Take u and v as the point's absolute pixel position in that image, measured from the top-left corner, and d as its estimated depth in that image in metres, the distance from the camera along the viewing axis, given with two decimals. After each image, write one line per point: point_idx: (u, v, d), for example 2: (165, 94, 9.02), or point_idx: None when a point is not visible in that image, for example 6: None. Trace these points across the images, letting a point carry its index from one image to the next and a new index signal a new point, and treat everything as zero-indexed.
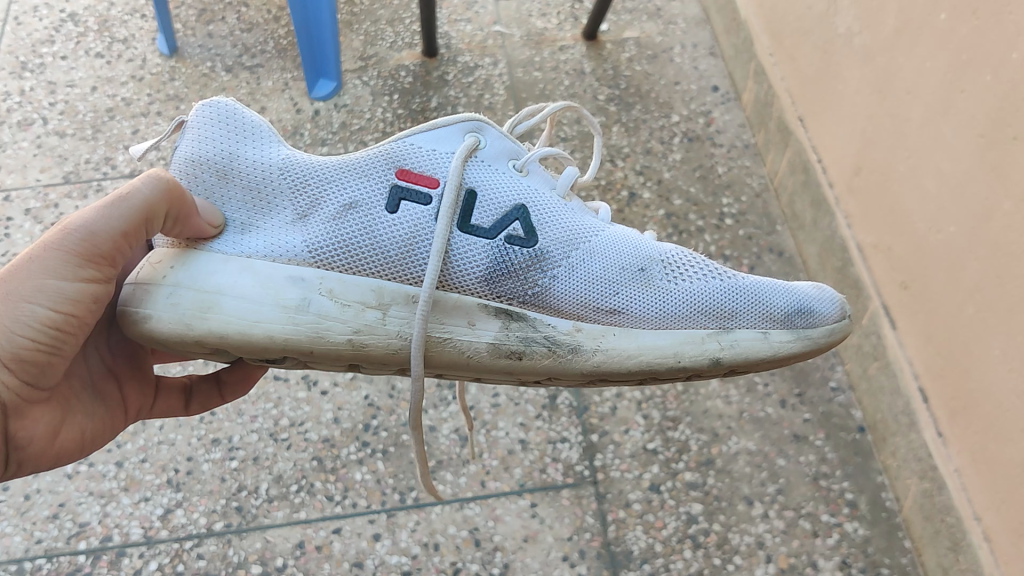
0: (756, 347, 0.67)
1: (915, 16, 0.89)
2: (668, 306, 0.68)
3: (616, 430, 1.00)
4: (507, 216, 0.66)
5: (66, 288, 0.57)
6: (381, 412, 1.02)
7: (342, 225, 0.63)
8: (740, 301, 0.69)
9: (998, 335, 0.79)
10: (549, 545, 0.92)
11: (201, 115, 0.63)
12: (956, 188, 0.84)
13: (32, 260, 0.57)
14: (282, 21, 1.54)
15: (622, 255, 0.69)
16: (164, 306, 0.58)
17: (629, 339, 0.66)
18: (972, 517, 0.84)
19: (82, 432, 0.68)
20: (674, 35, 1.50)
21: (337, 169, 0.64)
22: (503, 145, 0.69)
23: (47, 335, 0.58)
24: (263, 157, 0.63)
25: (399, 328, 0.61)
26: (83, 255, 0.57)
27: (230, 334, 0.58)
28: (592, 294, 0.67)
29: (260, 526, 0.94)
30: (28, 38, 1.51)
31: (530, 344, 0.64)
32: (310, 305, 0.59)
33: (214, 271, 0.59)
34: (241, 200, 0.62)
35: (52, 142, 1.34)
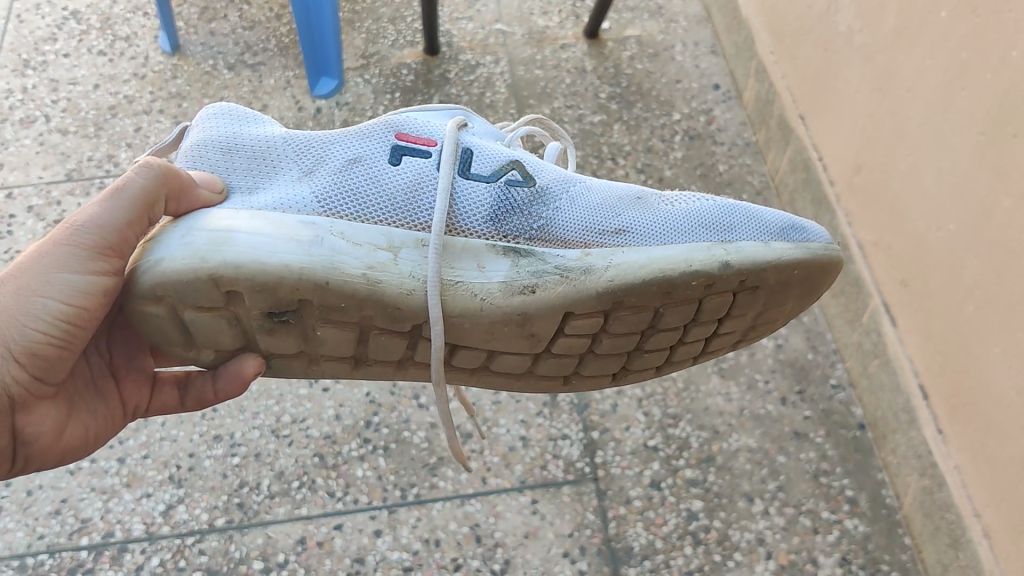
0: (761, 252, 0.67)
1: (915, 15, 0.89)
2: (669, 229, 0.68)
3: (616, 427, 1.00)
4: (505, 164, 0.68)
5: (77, 281, 0.58)
6: (382, 409, 1.02)
7: (348, 176, 0.64)
8: (734, 212, 0.69)
9: (998, 333, 0.79)
10: (550, 541, 0.93)
11: (205, 112, 0.67)
12: (956, 186, 0.84)
13: (44, 253, 0.59)
14: (284, 19, 1.54)
15: (616, 193, 0.70)
16: (177, 247, 0.57)
17: (638, 254, 0.65)
18: (972, 515, 0.85)
19: (87, 429, 0.69)
20: (675, 34, 1.50)
21: (338, 134, 0.67)
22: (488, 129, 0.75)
23: (57, 327, 0.59)
24: (265, 134, 0.66)
25: (410, 269, 0.61)
26: (92, 248, 0.58)
27: (243, 266, 0.56)
28: (592, 224, 0.67)
29: (261, 522, 0.94)
30: (30, 37, 1.51)
31: (541, 275, 0.63)
32: (323, 243, 0.59)
33: (228, 217, 0.60)
34: (248, 170, 0.65)
35: (54, 140, 1.35)
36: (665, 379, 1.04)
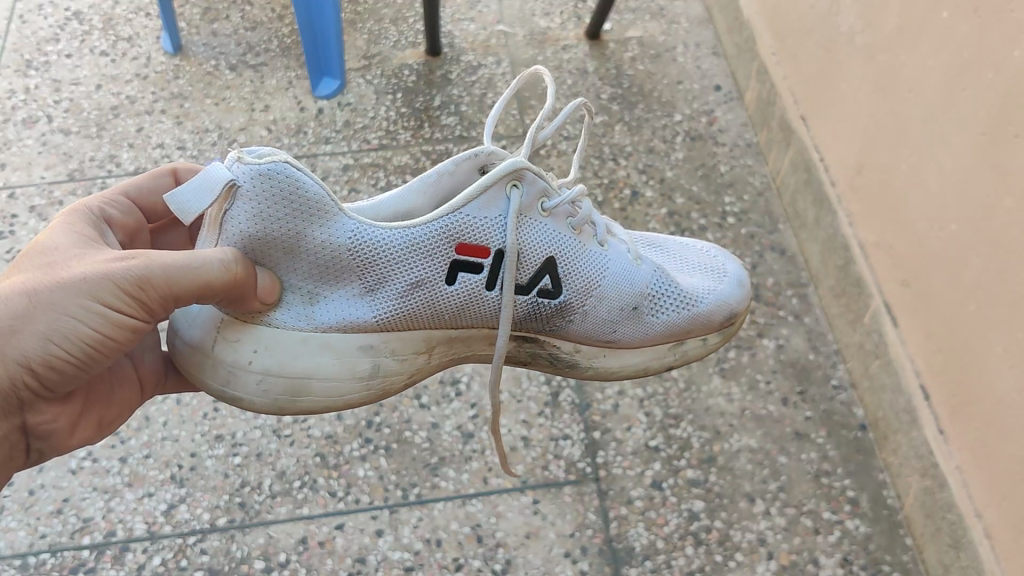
0: (699, 351, 0.90)
1: (917, 14, 0.89)
2: (650, 335, 0.84)
3: (617, 427, 1.01)
4: (540, 271, 0.75)
5: (110, 316, 0.61)
6: (384, 409, 1.02)
7: (408, 299, 0.71)
8: (692, 330, 0.87)
9: (999, 332, 0.79)
10: (551, 541, 0.92)
11: (263, 195, 0.62)
12: (957, 186, 0.84)
13: (90, 283, 0.60)
14: (286, 20, 1.54)
15: (627, 296, 0.80)
16: (260, 388, 0.70)
17: (614, 358, 0.86)
18: (974, 515, 0.84)
19: (100, 419, 0.74)
20: (677, 34, 1.50)
21: (402, 244, 0.68)
22: (537, 187, 0.73)
23: (78, 350, 0.61)
24: (329, 236, 0.66)
25: (440, 357, 0.78)
26: (136, 294, 0.61)
27: (322, 400, 0.73)
28: (597, 330, 0.81)
29: (262, 521, 0.94)
30: (33, 37, 1.52)
31: (535, 356, 0.84)
32: (379, 368, 0.73)
33: (298, 354, 0.69)
34: (307, 272, 0.67)
35: (56, 140, 1.35)
36: (666, 379, 1.05)
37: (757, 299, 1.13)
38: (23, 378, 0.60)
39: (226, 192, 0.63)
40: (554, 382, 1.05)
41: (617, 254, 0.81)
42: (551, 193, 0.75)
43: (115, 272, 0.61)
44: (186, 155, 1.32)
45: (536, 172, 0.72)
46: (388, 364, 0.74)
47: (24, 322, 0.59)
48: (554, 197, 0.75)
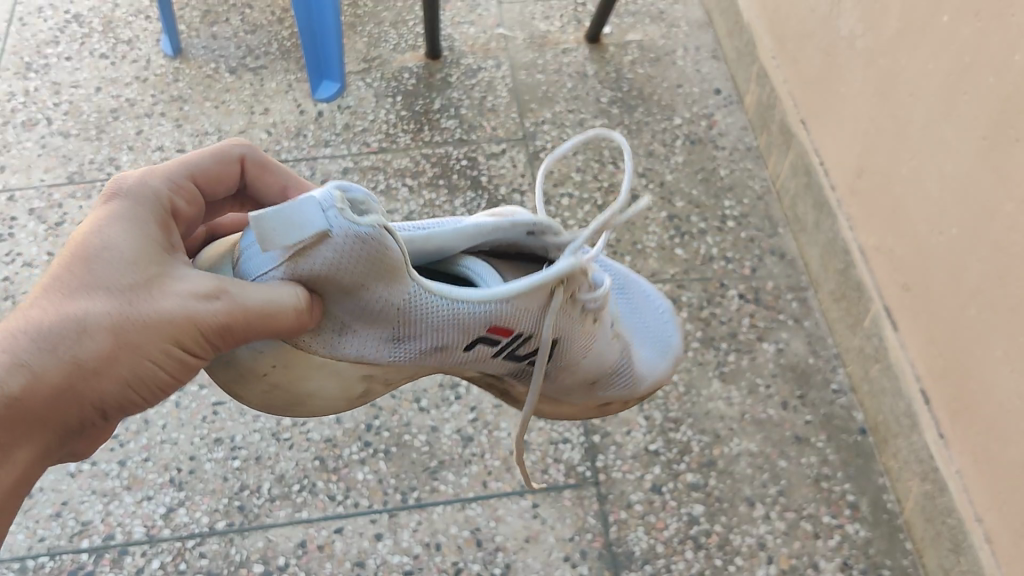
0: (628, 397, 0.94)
1: (918, 18, 0.89)
2: (602, 399, 0.89)
3: (618, 430, 1.00)
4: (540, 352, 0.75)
5: (189, 358, 0.56)
6: (383, 412, 1.02)
7: (427, 354, 0.68)
8: (629, 398, 0.91)
9: (999, 336, 0.79)
10: (550, 545, 0.92)
11: (353, 251, 0.56)
12: (958, 189, 0.84)
13: (173, 327, 0.54)
14: (286, 23, 1.54)
15: (597, 373, 0.83)
16: (259, 397, 0.67)
17: (563, 406, 0.90)
18: (975, 520, 0.84)
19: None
20: (676, 38, 1.50)
21: (454, 317, 0.64)
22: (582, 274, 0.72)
23: (147, 394, 0.56)
24: (390, 295, 0.61)
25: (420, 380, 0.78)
26: (221, 337, 0.56)
27: (301, 412, 0.72)
28: (556, 390, 0.85)
29: (261, 525, 0.94)
30: (33, 39, 1.52)
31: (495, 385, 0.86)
32: (369, 390, 0.73)
33: (308, 374, 0.66)
34: (349, 318, 0.62)
35: (56, 142, 1.35)
36: (666, 383, 1.05)
37: (757, 303, 1.13)
38: (85, 423, 0.54)
39: (312, 236, 0.55)
40: None
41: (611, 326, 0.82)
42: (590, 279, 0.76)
43: (203, 316, 0.54)
44: None
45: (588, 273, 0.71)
46: (377, 389, 0.74)
47: (97, 370, 0.52)
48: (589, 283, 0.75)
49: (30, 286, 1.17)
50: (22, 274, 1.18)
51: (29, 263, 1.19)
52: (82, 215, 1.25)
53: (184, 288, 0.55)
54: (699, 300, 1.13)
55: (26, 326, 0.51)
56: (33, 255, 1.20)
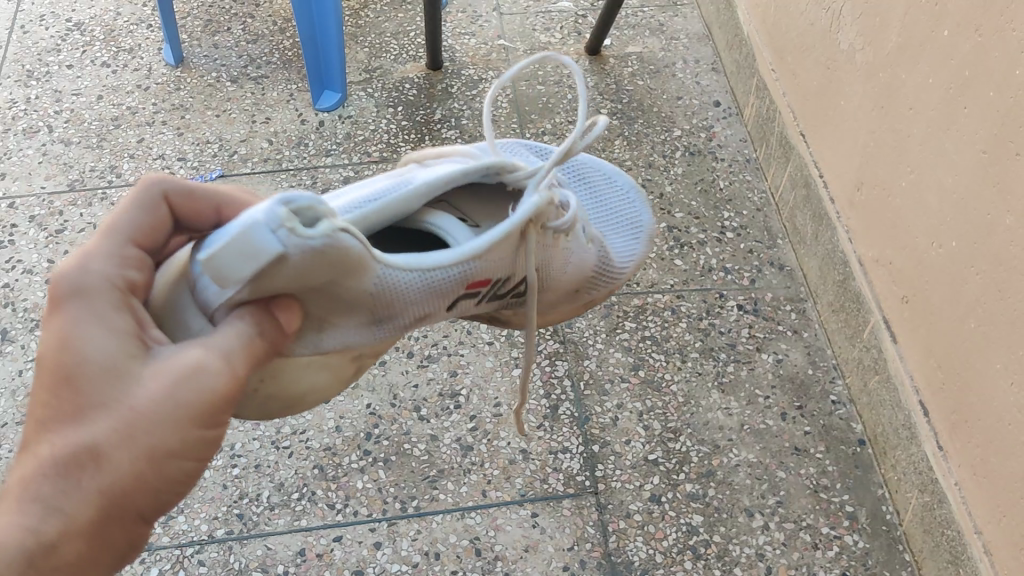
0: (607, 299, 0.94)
1: (918, 33, 0.90)
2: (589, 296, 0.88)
3: (617, 441, 1.01)
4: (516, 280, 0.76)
5: (207, 434, 0.53)
6: (383, 421, 1.02)
7: (409, 327, 0.69)
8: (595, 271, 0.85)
9: (998, 349, 0.80)
10: (550, 555, 0.92)
11: (322, 259, 0.54)
12: (957, 203, 0.85)
13: (166, 411, 0.51)
14: (288, 33, 1.56)
15: (578, 270, 0.82)
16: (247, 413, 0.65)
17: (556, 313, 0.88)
18: (973, 531, 0.84)
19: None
20: (676, 50, 1.51)
21: (423, 291, 0.65)
22: (547, 216, 0.72)
23: (181, 482, 0.54)
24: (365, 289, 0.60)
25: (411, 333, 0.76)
26: (228, 399, 0.53)
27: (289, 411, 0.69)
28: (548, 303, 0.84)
29: (260, 533, 0.94)
30: (35, 47, 1.53)
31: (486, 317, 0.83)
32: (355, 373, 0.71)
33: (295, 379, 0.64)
34: (320, 316, 0.61)
35: (57, 150, 1.35)
36: (665, 393, 1.05)
37: (756, 314, 1.13)
38: (137, 532, 0.54)
39: (279, 263, 0.52)
40: (553, 395, 1.05)
41: (583, 250, 0.81)
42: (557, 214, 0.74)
43: (187, 397, 0.51)
44: (187, 167, 1.32)
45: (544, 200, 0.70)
46: (366, 360, 0.72)
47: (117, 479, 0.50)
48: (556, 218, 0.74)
49: (31, 293, 1.17)
50: (22, 282, 1.18)
51: (29, 271, 1.19)
52: (83, 222, 1.25)
53: (159, 371, 0.51)
54: (698, 311, 1.13)
55: (42, 465, 0.49)
56: (33, 262, 1.20)
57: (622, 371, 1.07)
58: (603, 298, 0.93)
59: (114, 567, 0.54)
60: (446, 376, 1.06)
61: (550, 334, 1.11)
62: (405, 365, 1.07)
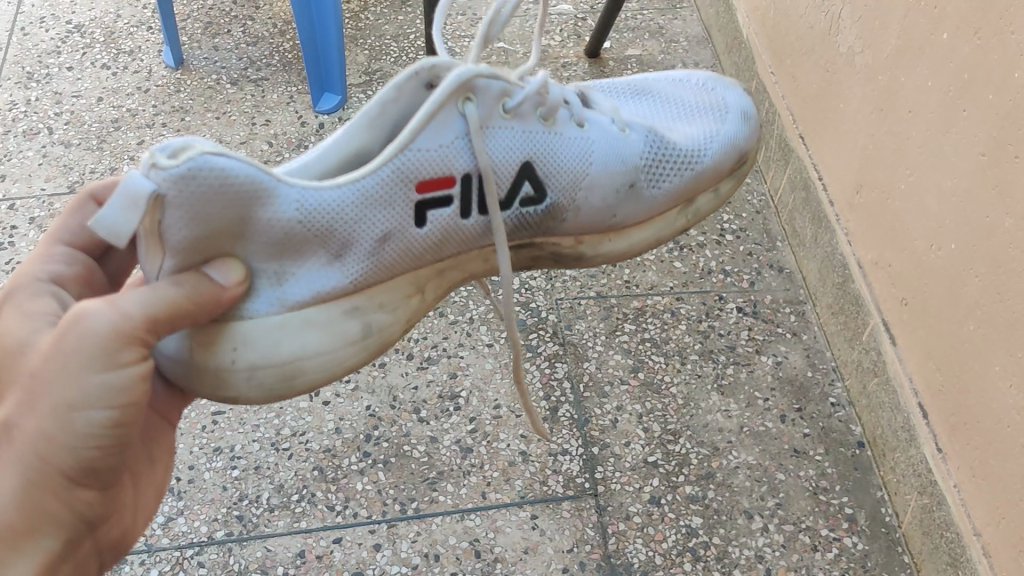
0: (711, 205, 0.78)
1: (917, 36, 0.90)
2: (653, 202, 0.72)
3: (616, 442, 1.01)
4: (518, 180, 0.65)
5: (109, 377, 0.54)
6: (383, 422, 1.03)
7: (381, 252, 0.61)
8: (641, 166, 0.70)
9: (997, 351, 0.80)
10: (549, 556, 0.92)
11: (198, 187, 0.51)
12: (956, 205, 0.85)
13: (59, 365, 0.54)
14: (288, 35, 1.56)
15: (615, 168, 0.68)
16: (245, 384, 0.59)
17: (622, 238, 0.74)
18: (972, 533, 0.84)
19: (156, 484, 0.70)
20: (675, 53, 1.52)
21: (359, 202, 0.58)
22: (493, 92, 0.62)
23: (103, 442, 0.56)
24: (279, 212, 0.55)
25: (435, 293, 0.68)
26: (121, 342, 0.54)
27: (315, 382, 0.62)
28: (598, 216, 0.70)
29: (260, 534, 0.94)
30: (35, 49, 1.53)
31: (538, 259, 0.73)
32: (370, 326, 0.63)
33: (275, 339, 0.59)
34: (258, 251, 0.57)
35: (57, 152, 1.36)
36: (665, 395, 1.05)
37: (756, 316, 1.13)
38: (71, 494, 0.57)
39: (163, 203, 0.51)
40: (552, 397, 1.05)
41: (603, 132, 0.69)
42: (513, 89, 0.64)
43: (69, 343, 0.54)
44: None
45: (483, 76, 0.60)
46: (381, 320, 0.64)
47: (30, 437, 0.55)
48: (517, 94, 0.64)
49: None
50: None
51: None
52: None
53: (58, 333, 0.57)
54: (698, 313, 1.13)
55: None
56: None
57: (621, 373, 1.07)
58: (701, 201, 0.77)
59: (59, 532, 0.58)
60: (446, 378, 1.07)
61: (550, 336, 1.11)
62: (405, 367, 1.08)
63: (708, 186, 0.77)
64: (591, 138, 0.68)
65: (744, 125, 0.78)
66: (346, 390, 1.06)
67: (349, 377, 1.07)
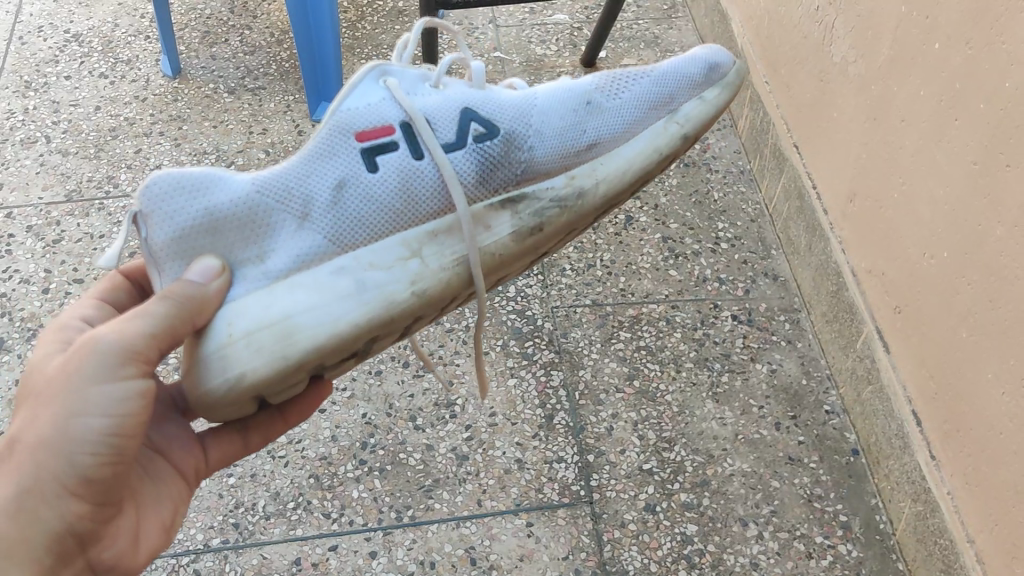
0: (705, 110, 0.68)
1: (910, 46, 0.91)
2: (624, 117, 0.66)
3: (612, 450, 1.01)
4: (463, 121, 0.63)
5: (110, 389, 0.56)
6: (379, 430, 1.03)
7: (346, 209, 0.60)
8: (589, 90, 0.66)
9: (990, 358, 0.80)
10: (545, 564, 0.92)
11: (156, 191, 0.57)
12: (948, 213, 0.86)
13: (66, 375, 0.56)
14: (285, 45, 1.57)
15: (563, 99, 0.66)
16: (248, 356, 0.56)
17: (614, 161, 0.65)
18: (966, 540, 0.85)
19: (163, 521, 0.67)
20: (671, 63, 1.53)
21: (308, 172, 0.61)
22: (411, 74, 0.64)
23: (99, 452, 0.56)
24: (233, 193, 0.59)
25: (441, 261, 0.60)
26: (122, 355, 0.56)
27: (320, 344, 0.57)
28: (566, 141, 0.64)
29: (257, 542, 0.94)
30: (33, 58, 1.54)
31: (543, 212, 0.63)
32: (363, 281, 0.58)
33: (264, 304, 0.58)
34: (233, 240, 0.59)
35: (54, 161, 1.36)
36: (660, 402, 1.05)
37: (751, 324, 1.14)
38: (65, 505, 0.57)
39: (135, 222, 0.58)
40: (548, 405, 1.05)
41: (546, 86, 0.68)
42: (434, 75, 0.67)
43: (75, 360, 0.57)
44: None
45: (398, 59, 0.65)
46: (377, 278, 0.59)
47: (30, 447, 0.56)
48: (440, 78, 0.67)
49: (28, 302, 1.17)
50: (19, 291, 1.18)
51: (27, 281, 1.20)
52: (80, 232, 1.25)
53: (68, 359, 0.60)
54: (693, 320, 1.14)
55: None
56: (30, 272, 1.20)
57: (617, 381, 1.07)
58: (684, 106, 0.67)
59: (52, 543, 0.57)
60: (442, 386, 1.07)
61: (546, 344, 1.12)
62: (402, 375, 1.08)
63: (685, 90, 0.68)
64: (530, 88, 0.67)
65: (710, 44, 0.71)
66: (342, 398, 1.06)
67: (345, 385, 1.07)
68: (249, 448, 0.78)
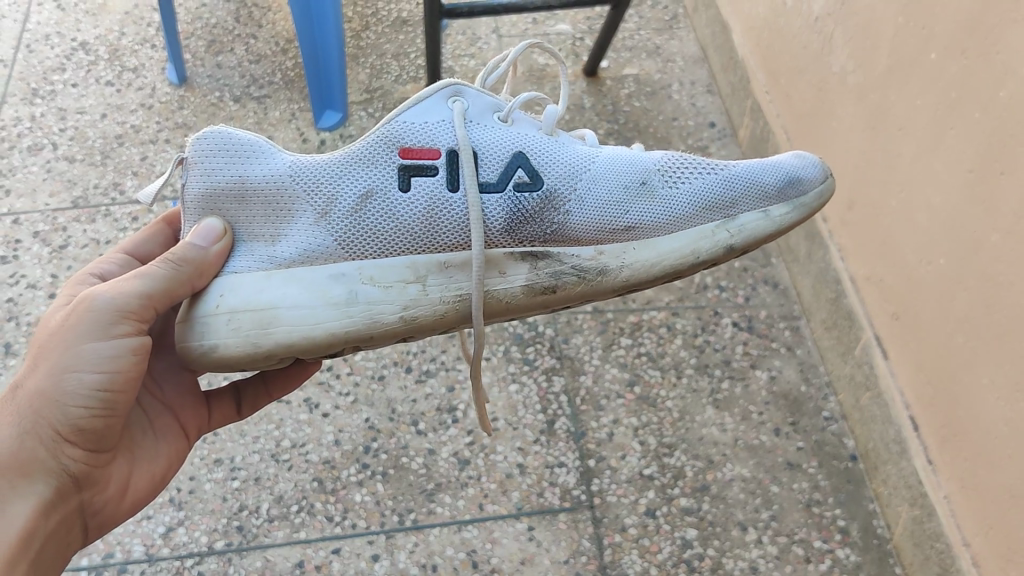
0: (761, 228, 0.69)
1: (906, 56, 0.93)
2: (675, 211, 0.68)
3: (613, 455, 1.02)
4: (510, 166, 0.66)
5: (103, 346, 0.60)
6: (381, 435, 1.03)
7: (364, 215, 0.63)
8: (654, 169, 0.69)
9: (986, 364, 0.81)
10: (546, 567, 0.93)
11: (202, 147, 0.63)
12: (945, 221, 0.87)
13: (65, 330, 0.60)
14: (290, 54, 1.59)
15: (622, 171, 0.69)
16: (227, 331, 0.60)
17: (648, 249, 0.67)
18: (961, 544, 0.86)
19: (154, 475, 0.71)
20: (672, 72, 1.54)
21: (344, 165, 0.64)
22: (484, 103, 0.68)
23: (90, 405, 0.60)
24: (271, 172, 0.63)
25: (441, 294, 0.62)
26: (115, 314, 0.60)
27: (295, 343, 0.60)
28: (608, 215, 0.67)
29: (260, 544, 0.95)
30: (40, 66, 1.55)
31: (560, 276, 0.65)
32: (355, 293, 0.61)
33: (264, 288, 0.61)
34: (259, 219, 0.64)
35: (61, 167, 1.37)
36: (661, 408, 1.06)
37: (751, 330, 1.15)
38: (59, 449, 0.60)
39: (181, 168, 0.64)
40: (549, 410, 1.06)
41: (613, 150, 0.71)
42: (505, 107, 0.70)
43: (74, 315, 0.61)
44: None
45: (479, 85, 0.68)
46: (372, 293, 0.61)
47: (30, 394, 0.60)
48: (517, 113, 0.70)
49: (35, 307, 1.19)
50: (26, 296, 1.20)
51: (33, 286, 1.21)
52: (86, 238, 1.27)
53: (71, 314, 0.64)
54: (694, 327, 1.14)
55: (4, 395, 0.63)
56: (37, 277, 1.22)
57: (618, 387, 1.08)
58: (742, 216, 0.69)
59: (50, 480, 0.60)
60: (444, 391, 1.07)
61: (547, 350, 1.12)
62: (404, 380, 1.08)
63: (749, 201, 0.69)
64: (598, 149, 0.71)
65: (806, 161, 0.72)
66: (344, 403, 1.06)
67: (348, 390, 1.07)
68: (242, 417, 0.84)
